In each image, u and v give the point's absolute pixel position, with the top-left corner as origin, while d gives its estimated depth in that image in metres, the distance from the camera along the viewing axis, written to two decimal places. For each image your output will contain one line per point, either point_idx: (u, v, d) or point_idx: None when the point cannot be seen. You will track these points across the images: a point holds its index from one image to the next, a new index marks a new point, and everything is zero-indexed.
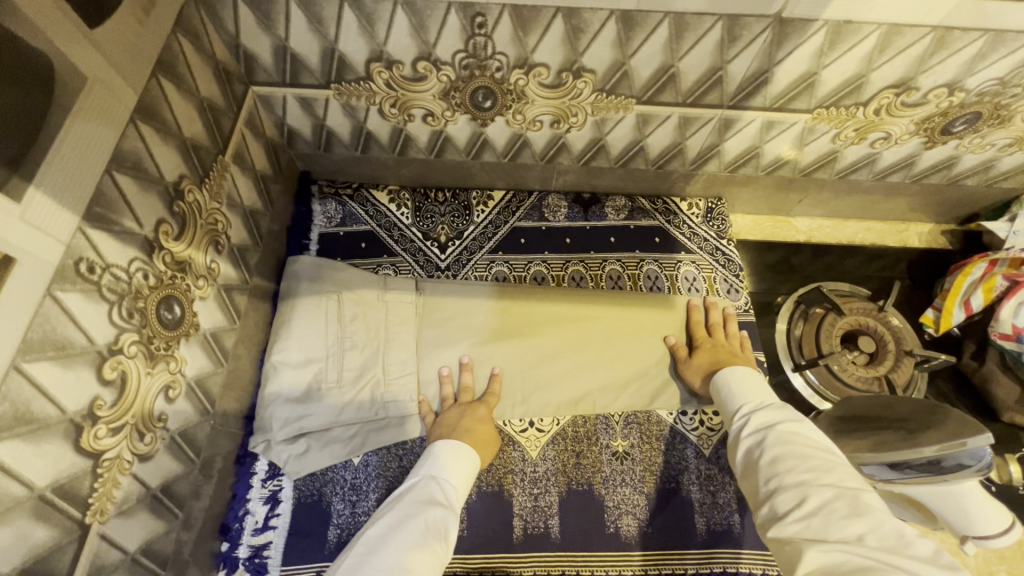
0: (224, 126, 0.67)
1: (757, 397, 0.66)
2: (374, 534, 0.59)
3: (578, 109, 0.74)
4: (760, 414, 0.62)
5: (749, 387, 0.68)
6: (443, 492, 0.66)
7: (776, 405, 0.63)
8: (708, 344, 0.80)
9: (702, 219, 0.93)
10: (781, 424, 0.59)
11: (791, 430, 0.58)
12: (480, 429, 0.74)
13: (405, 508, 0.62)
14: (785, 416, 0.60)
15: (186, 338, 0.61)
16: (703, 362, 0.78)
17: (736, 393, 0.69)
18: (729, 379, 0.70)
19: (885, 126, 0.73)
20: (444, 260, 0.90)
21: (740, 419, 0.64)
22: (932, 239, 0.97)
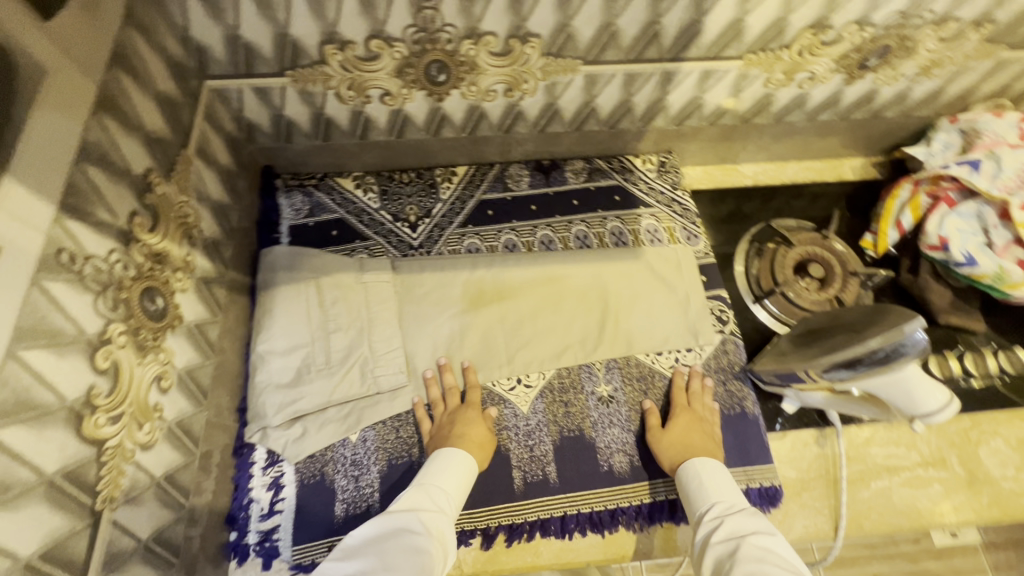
0: (183, 119, 0.67)
1: (728, 500, 0.67)
2: (358, 543, 0.61)
3: (529, 75, 0.77)
4: (731, 522, 0.63)
5: (721, 487, 0.69)
6: (431, 500, 0.67)
7: (747, 515, 0.64)
8: (683, 418, 0.77)
9: (656, 172, 0.99)
10: (752, 543, 0.59)
11: (759, 549, 0.58)
12: (475, 433, 0.75)
13: (390, 517, 0.64)
14: (757, 529, 0.61)
15: (171, 329, 0.62)
16: (676, 440, 0.75)
17: (706, 488, 0.69)
18: (698, 474, 0.71)
19: (809, 66, 0.80)
20: (417, 239, 0.93)
21: (711, 523, 0.65)
22: (864, 171, 1.05)
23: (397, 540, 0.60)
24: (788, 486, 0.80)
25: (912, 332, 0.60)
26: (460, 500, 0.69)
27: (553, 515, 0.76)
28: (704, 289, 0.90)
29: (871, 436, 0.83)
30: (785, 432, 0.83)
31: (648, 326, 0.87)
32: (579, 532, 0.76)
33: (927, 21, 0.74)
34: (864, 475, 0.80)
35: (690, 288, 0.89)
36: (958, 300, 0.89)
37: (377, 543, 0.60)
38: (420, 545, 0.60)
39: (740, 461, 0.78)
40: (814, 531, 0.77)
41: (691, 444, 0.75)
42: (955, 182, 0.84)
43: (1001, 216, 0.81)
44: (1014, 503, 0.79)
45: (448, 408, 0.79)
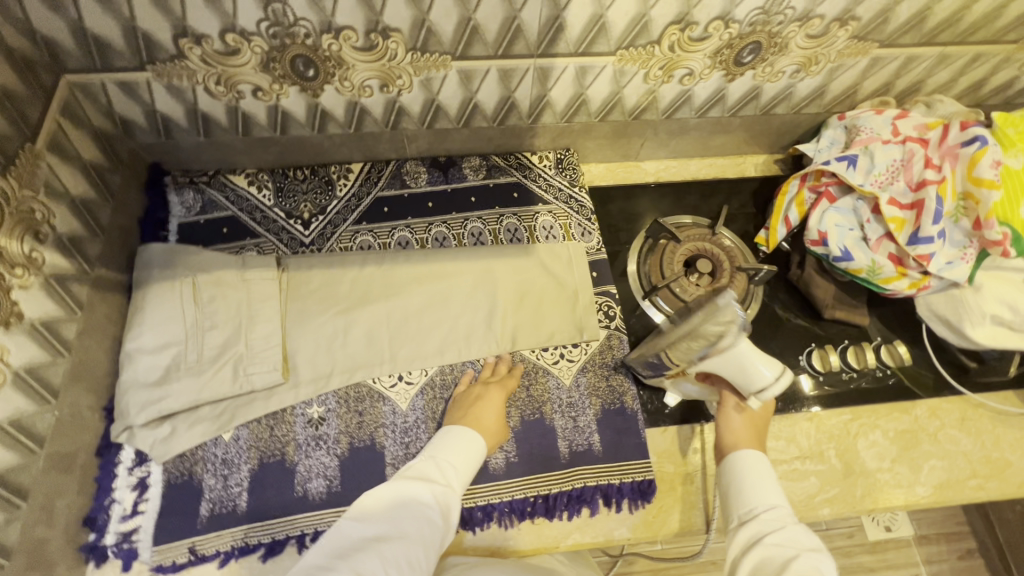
0: (30, 114, 0.66)
1: (785, 506, 0.60)
2: (369, 507, 0.62)
3: (401, 71, 0.77)
4: (790, 533, 0.56)
5: (778, 492, 0.62)
6: (441, 472, 0.68)
7: (806, 531, 0.57)
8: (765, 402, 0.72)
9: (555, 169, 0.99)
10: (809, 563, 0.52)
11: (813, 569, 0.52)
12: (485, 413, 0.76)
13: (402, 482, 0.65)
14: (817, 548, 0.55)
15: (6, 326, 0.61)
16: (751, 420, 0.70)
17: (760, 486, 0.62)
18: (755, 469, 0.63)
19: (684, 62, 0.81)
20: (309, 236, 0.92)
21: (764, 526, 0.58)
22: (766, 168, 1.06)
23: (408, 511, 0.62)
24: (668, 480, 0.80)
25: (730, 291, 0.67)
26: (465, 478, 0.69)
27: None
28: (593, 285, 0.90)
29: None
30: (666, 427, 0.83)
31: (534, 323, 0.87)
32: None
33: (790, 18, 0.75)
34: None
35: (579, 286, 0.90)
36: (844, 294, 0.90)
37: (387, 512, 0.61)
38: (429, 517, 0.62)
39: (614, 457, 0.79)
40: (688, 525, 0.76)
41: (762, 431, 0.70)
42: (834, 177, 0.85)
43: (873, 210, 0.83)
44: (888, 494, 0.79)
45: (483, 381, 0.82)
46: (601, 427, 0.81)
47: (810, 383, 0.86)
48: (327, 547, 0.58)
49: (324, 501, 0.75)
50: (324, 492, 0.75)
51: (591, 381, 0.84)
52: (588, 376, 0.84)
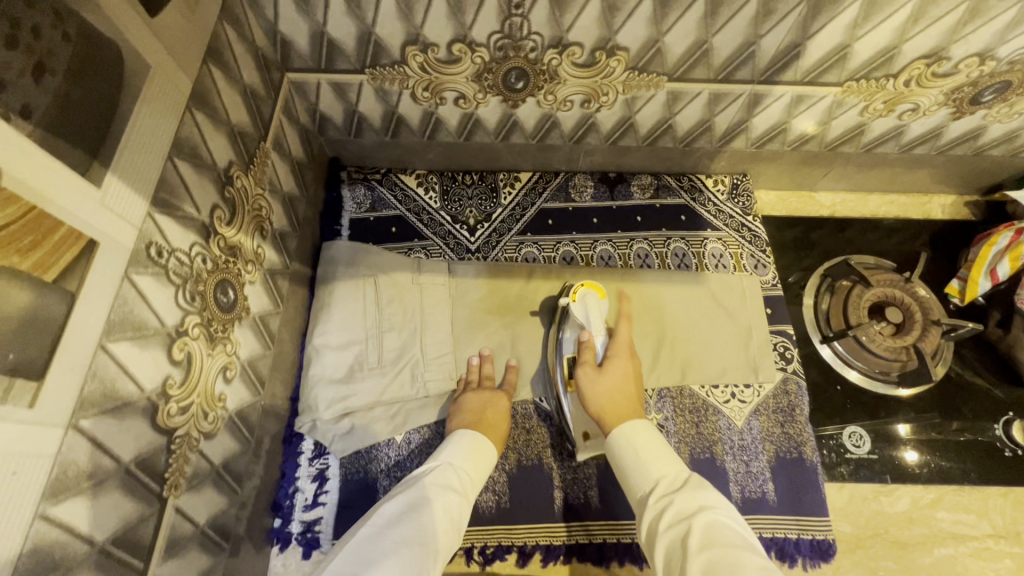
0: (264, 112, 0.68)
1: (670, 474, 0.64)
2: (389, 514, 0.60)
3: (609, 88, 0.74)
4: (679, 502, 0.58)
5: (660, 462, 0.65)
6: (455, 477, 0.66)
7: (692, 489, 0.60)
8: (619, 369, 0.76)
9: (727, 195, 0.95)
10: (701, 520, 0.55)
11: (707, 525, 0.54)
12: (491, 415, 0.74)
13: (418, 491, 0.63)
14: (706, 504, 0.57)
15: (240, 321, 0.63)
16: (608, 391, 0.73)
17: (645, 467, 0.65)
18: (636, 440, 0.68)
19: (914, 97, 0.74)
20: (474, 243, 0.92)
21: (658, 505, 0.60)
22: (955, 210, 0.98)
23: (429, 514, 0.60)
24: (843, 541, 0.77)
25: (572, 294, 0.80)
26: (477, 486, 0.68)
27: (593, 541, 0.75)
28: (768, 323, 0.86)
29: (939, 499, 0.78)
30: (843, 483, 0.79)
31: (704, 355, 0.84)
32: (618, 561, 0.74)
33: None
34: (927, 540, 0.76)
35: (753, 322, 0.86)
36: None
37: (406, 518, 0.59)
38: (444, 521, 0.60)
39: (790, 509, 0.75)
40: None
41: (625, 395, 0.74)
42: None
43: None
44: None
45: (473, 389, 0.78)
46: (775, 474, 0.77)
47: (906, 426, 0.81)
48: (351, 558, 0.54)
49: (495, 516, 0.75)
50: (494, 508, 0.76)
51: (764, 425, 0.80)
52: (761, 419, 0.80)
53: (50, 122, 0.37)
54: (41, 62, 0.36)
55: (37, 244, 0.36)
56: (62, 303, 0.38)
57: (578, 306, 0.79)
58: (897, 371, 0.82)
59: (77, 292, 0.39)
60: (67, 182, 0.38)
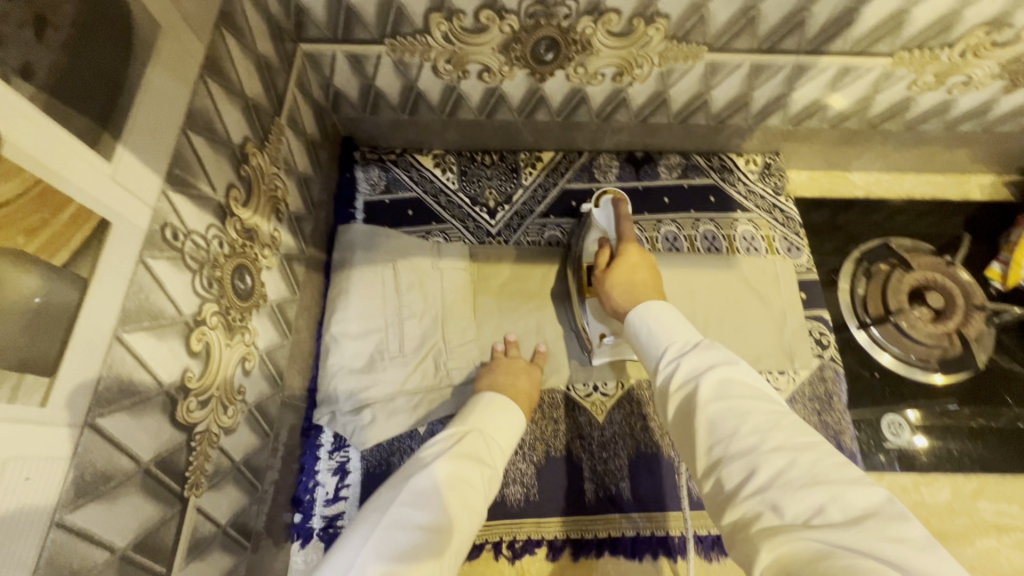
0: (279, 84, 0.63)
1: (682, 337, 0.51)
2: (423, 487, 0.53)
3: (644, 60, 0.70)
4: (688, 364, 0.48)
5: (672, 328, 0.53)
6: (487, 450, 0.61)
7: (703, 347, 0.49)
8: (630, 257, 0.66)
9: (759, 175, 0.91)
10: (714, 380, 0.45)
11: (720, 383, 0.45)
12: (519, 383, 0.70)
13: (453, 463, 0.56)
14: (715, 362, 0.46)
15: (257, 308, 0.59)
16: (618, 283, 0.64)
17: (654, 334, 0.54)
18: (654, 319, 0.55)
19: (967, 69, 0.70)
20: (495, 226, 0.87)
21: (665, 369, 0.49)
22: (994, 191, 0.94)
23: (469, 496, 0.55)
24: None
25: (593, 201, 0.74)
26: (505, 454, 0.63)
27: (625, 534, 0.72)
28: (803, 309, 0.83)
29: (979, 489, 0.76)
30: (882, 474, 0.76)
31: (737, 341, 0.81)
32: (651, 556, 0.72)
33: None
34: (969, 531, 0.74)
35: (787, 307, 0.82)
36: None
37: (446, 494, 0.53)
38: (480, 503, 0.56)
39: None
40: None
41: (636, 280, 0.63)
42: None
43: None
44: None
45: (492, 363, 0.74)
46: None
47: (915, 411, 0.79)
48: (386, 540, 0.48)
49: (524, 510, 0.73)
50: (522, 500, 0.73)
51: (800, 414, 0.77)
52: (797, 409, 0.77)
53: (55, 87, 0.32)
54: (42, 17, 0.31)
55: (44, 224, 0.32)
56: (75, 291, 0.34)
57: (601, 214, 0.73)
58: (937, 358, 0.80)
59: (89, 279, 0.35)
60: (74, 155, 0.34)
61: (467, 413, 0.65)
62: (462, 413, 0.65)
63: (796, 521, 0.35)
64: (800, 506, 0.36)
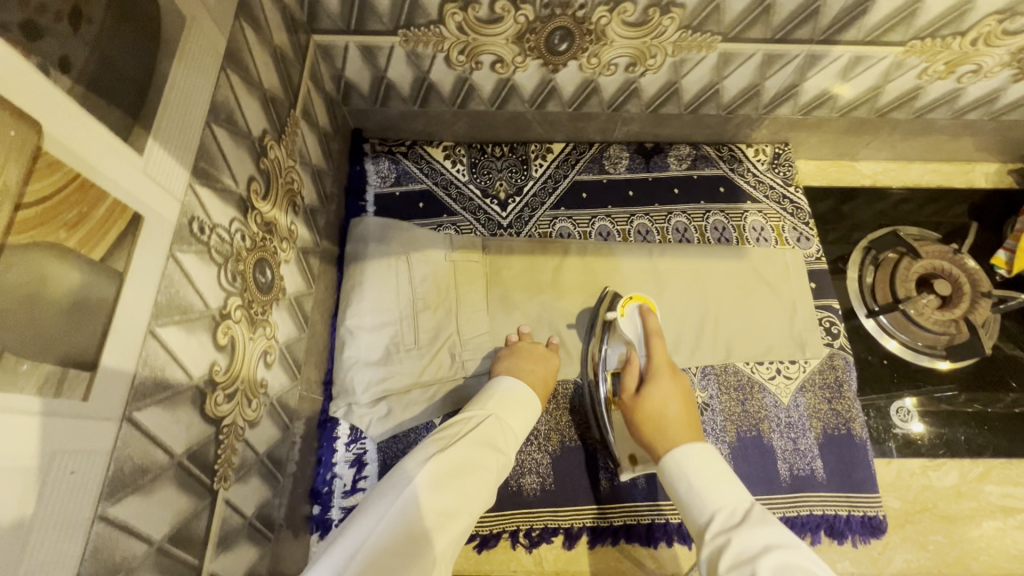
0: (293, 77, 0.63)
1: (730, 506, 0.54)
2: (438, 471, 0.54)
3: (658, 50, 0.70)
4: (740, 541, 0.50)
5: (721, 489, 0.56)
6: (502, 436, 0.61)
7: (755, 525, 0.51)
8: (661, 383, 0.69)
9: (768, 165, 0.91)
10: (768, 567, 0.46)
11: (776, 571, 0.45)
12: (539, 371, 0.70)
13: (470, 447, 0.57)
14: (770, 544, 0.48)
15: (277, 302, 0.59)
16: (648, 413, 0.66)
17: (703, 496, 0.56)
18: (700, 467, 0.58)
19: (977, 58, 0.70)
20: (506, 218, 0.87)
21: (714, 541, 0.52)
22: (998, 178, 0.95)
23: (482, 479, 0.55)
24: (890, 516, 0.76)
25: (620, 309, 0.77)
26: (518, 439, 0.63)
27: (640, 522, 0.73)
28: (813, 298, 0.84)
29: (986, 472, 0.77)
30: (891, 459, 0.78)
31: (747, 331, 0.81)
32: (665, 542, 0.73)
33: None
34: (975, 513, 0.75)
35: (797, 296, 0.83)
36: None
37: (459, 479, 0.54)
38: (490, 488, 0.56)
39: (839, 485, 0.74)
40: (915, 566, 0.72)
41: (669, 415, 0.65)
42: None
43: None
44: None
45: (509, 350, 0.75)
46: (823, 451, 0.76)
47: (913, 399, 0.80)
48: (400, 520, 0.49)
49: (539, 499, 0.73)
50: (538, 490, 0.74)
51: (810, 401, 0.78)
52: (807, 396, 0.78)
53: (89, 79, 0.32)
54: (77, 8, 0.31)
55: (82, 218, 0.32)
56: (112, 284, 0.34)
57: (627, 322, 0.76)
58: (944, 344, 0.81)
59: (125, 272, 0.35)
60: (108, 148, 0.33)
61: (487, 396, 0.65)
62: (482, 395, 0.66)
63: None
64: None
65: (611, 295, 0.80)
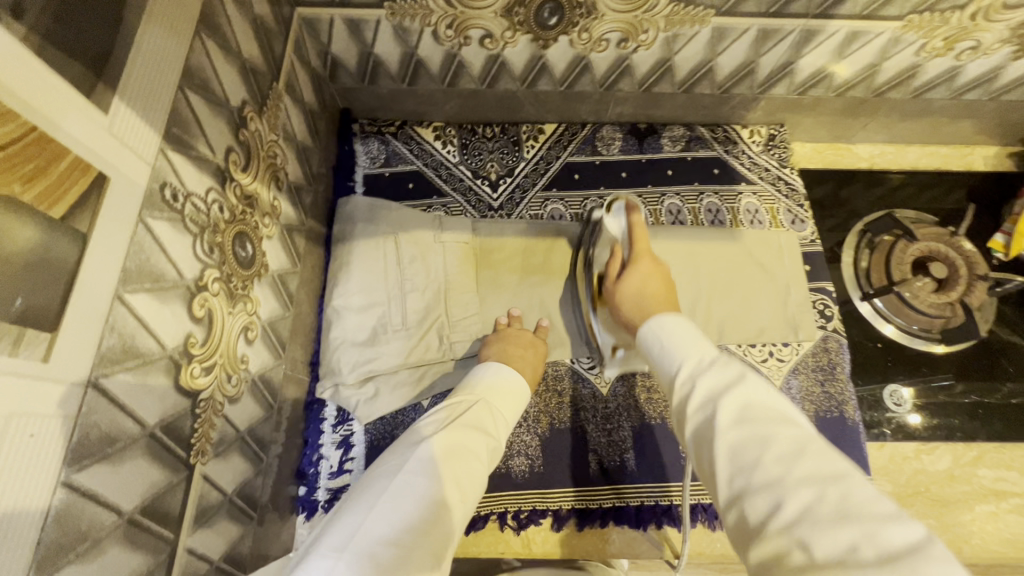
0: (276, 49, 0.62)
1: (699, 351, 0.47)
2: (433, 453, 0.53)
3: (650, 24, 0.68)
4: (706, 381, 0.44)
5: (688, 342, 0.49)
6: (492, 422, 0.60)
7: (722, 365, 0.44)
8: (642, 267, 0.66)
9: (763, 147, 0.90)
10: (734, 400, 0.41)
11: (741, 405, 0.40)
12: (528, 357, 0.70)
13: (461, 432, 0.56)
14: (734, 381, 0.42)
15: (259, 278, 0.58)
16: (627, 292, 0.64)
17: (670, 351, 0.50)
18: (676, 330, 0.51)
19: (976, 34, 0.69)
20: (497, 199, 0.86)
21: (680, 387, 0.45)
22: (997, 162, 0.94)
23: (473, 464, 0.54)
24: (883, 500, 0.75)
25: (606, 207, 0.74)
26: (508, 424, 0.63)
27: (630, 504, 0.72)
28: (807, 281, 0.83)
29: (980, 456, 0.77)
30: (884, 442, 0.77)
31: (741, 313, 0.80)
32: (655, 524, 0.72)
33: None
34: (968, 497, 0.74)
35: (791, 280, 0.82)
36: None
37: (453, 463, 0.53)
38: (483, 474, 0.55)
39: None
40: None
41: (649, 293, 0.62)
42: None
43: None
44: None
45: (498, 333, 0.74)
46: None
47: (909, 390, 0.79)
48: (396, 508, 0.47)
49: (528, 480, 0.73)
50: (527, 472, 0.73)
51: (803, 385, 0.77)
52: (800, 380, 0.77)
53: (47, 31, 0.31)
54: None
55: (40, 172, 0.31)
56: (75, 246, 0.33)
57: (614, 219, 0.73)
58: (939, 328, 0.80)
59: (90, 235, 0.34)
60: (68, 102, 0.32)
61: (475, 382, 0.64)
62: (471, 380, 0.65)
63: (830, 563, 0.30)
64: (833, 543, 0.30)
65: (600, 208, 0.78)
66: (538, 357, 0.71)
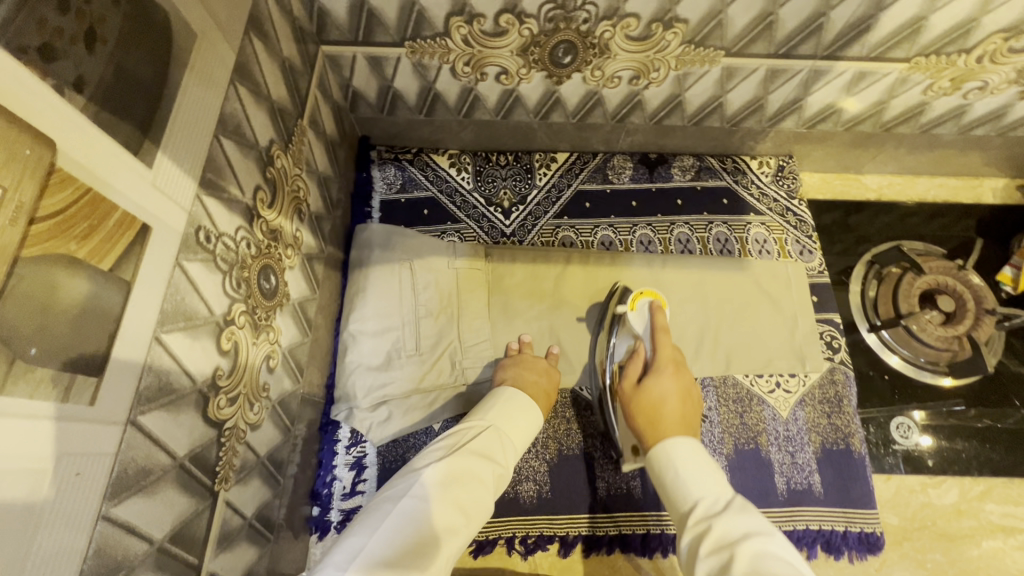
0: (301, 87, 0.64)
1: (714, 496, 0.55)
2: (436, 479, 0.55)
3: (661, 63, 0.70)
4: (722, 531, 0.50)
5: (703, 477, 0.57)
6: (501, 449, 0.62)
7: (735, 512, 0.52)
8: (663, 382, 0.68)
9: (772, 177, 0.91)
10: (748, 552, 0.47)
11: (755, 557, 0.47)
12: (542, 382, 0.71)
13: (467, 458, 0.58)
14: (749, 533, 0.49)
15: (281, 308, 0.61)
16: (643, 405, 0.66)
17: (688, 484, 0.57)
18: (690, 458, 0.59)
19: (983, 75, 0.70)
20: (509, 226, 0.88)
21: (696, 528, 0.52)
22: (1007, 194, 0.94)
23: (478, 491, 0.56)
24: (889, 533, 0.75)
25: (631, 303, 0.76)
26: (518, 451, 0.64)
27: (636, 531, 0.73)
28: (815, 311, 0.84)
29: (987, 491, 0.77)
30: (890, 475, 0.78)
31: (748, 343, 0.81)
32: (661, 552, 0.73)
33: None
34: (975, 532, 0.75)
35: (799, 310, 0.83)
36: None
37: (456, 488, 0.55)
38: (488, 501, 0.57)
39: (836, 501, 0.74)
40: None
41: (665, 413, 0.65)
42: None
43: None
44: None
45: (511, 357, 0.75)
46: (821, 466, 0.75)
47: (921, 412, 0.80)
48: (397, 531, 0.50)
49: (536, 506, 0.74)
50: (535, 498, 0.74)
51: (810, 415, 0.78)
52: (806, 410, 0.78)
53: (102, 97, 0.34)
54: (91, 29, 0.33)
55: (93, 230, 0.33)
56: (119, 293, 0.35)
57: (638, 316, 0.75)
58: (947, 360, 0.81)
59: (132, 282, 0.37)
60: (119, 161, 0.35)
61: (486, 407, 0.66)
62: (483, 404, 0.67)
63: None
64: None
65: (622, 290, 0.79)
66: (550, 383, 0.72)
